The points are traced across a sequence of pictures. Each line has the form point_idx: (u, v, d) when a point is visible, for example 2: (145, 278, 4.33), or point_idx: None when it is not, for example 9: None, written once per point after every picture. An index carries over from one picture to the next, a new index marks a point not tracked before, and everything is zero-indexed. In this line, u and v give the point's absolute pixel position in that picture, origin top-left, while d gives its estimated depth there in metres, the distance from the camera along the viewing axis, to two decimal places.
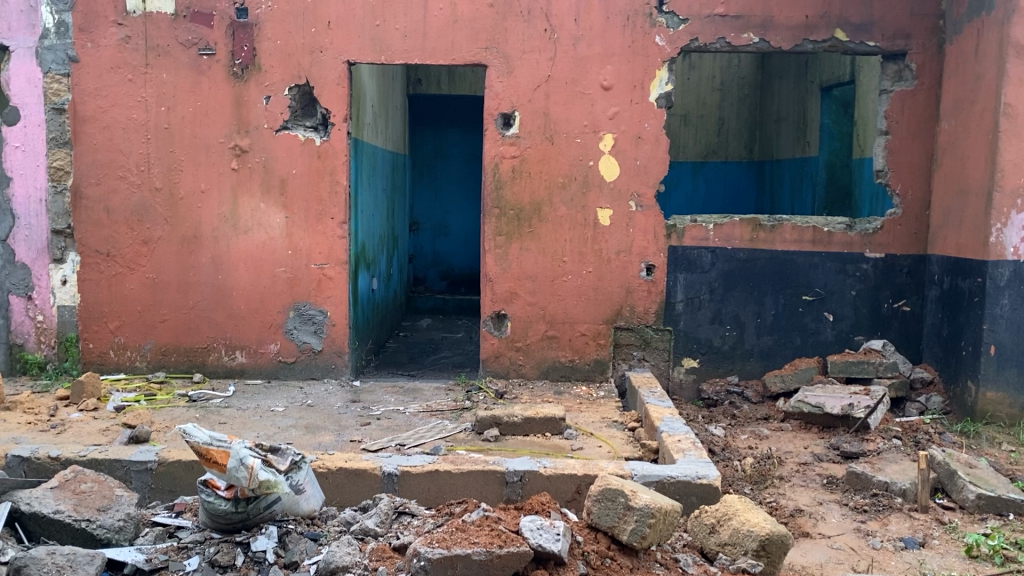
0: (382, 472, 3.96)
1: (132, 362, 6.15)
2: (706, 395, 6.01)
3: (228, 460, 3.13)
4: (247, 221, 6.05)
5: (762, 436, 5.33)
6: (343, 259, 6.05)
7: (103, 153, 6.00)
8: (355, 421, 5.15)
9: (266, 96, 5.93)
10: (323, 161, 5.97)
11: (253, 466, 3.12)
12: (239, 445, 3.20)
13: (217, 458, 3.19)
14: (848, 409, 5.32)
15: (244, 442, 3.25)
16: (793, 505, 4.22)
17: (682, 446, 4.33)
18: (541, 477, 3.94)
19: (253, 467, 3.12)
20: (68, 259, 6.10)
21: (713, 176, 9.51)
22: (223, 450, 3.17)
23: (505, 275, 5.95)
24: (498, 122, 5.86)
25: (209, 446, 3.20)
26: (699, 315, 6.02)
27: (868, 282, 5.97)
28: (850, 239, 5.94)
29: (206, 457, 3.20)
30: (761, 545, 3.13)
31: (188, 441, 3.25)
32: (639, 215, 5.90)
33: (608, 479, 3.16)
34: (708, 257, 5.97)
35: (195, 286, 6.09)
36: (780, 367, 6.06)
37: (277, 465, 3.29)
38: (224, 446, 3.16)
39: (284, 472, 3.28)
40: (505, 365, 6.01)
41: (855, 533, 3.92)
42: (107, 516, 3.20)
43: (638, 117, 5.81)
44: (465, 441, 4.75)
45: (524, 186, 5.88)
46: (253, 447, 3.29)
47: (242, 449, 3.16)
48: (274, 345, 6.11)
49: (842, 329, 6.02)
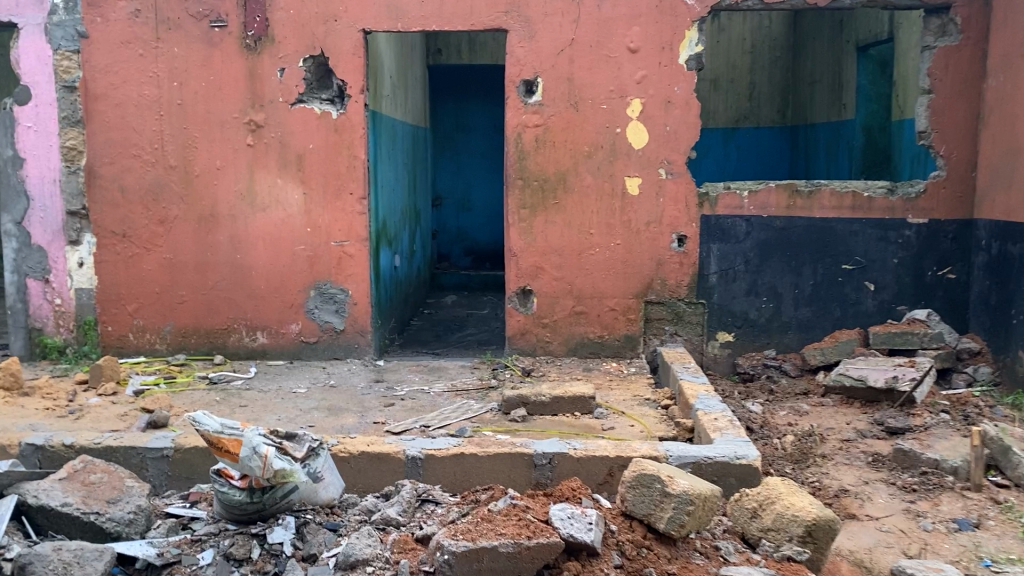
0: (405, 456, 3.80)
1: (152, 345, 6.04)
2: (742, 370, 5.80)
3: (240, 449, 2.89)
4: (265, 199, 5.89)
5: (802, 412, 5.09)
6: (364, 237, 5.88)
7: (116, 131, 5.86)
8: (378, 403, 5.00)
9: (280, 68, 5.74)
10: (340, 135, 5.79)
11: (268, 455, 2.89)
12: (251, 432, 2.95)
13: (228, 447, 2.95)
14: (892, 382, 5.02)
15: (257, 429, 3.00)
16: (838, 486, 3.98)
17: (720, 425, 4.17)
18: (570, 460, 3.77)
19: (268, 456, 2.89)
20: (84, 240, 5.98)
21: (744, 143, 9.22)
22: (235, 439, 2.92)
23: (530, 249, 5.74)
24: (520, 89, 5.63)
25: (219, 434, 2.94)
26: (734, 287, 5.79)
27: (910, 249, 5.70)
28: (892, 204, 5.67)
29: (217, 446, 2.94)
30: (807, 531, 2.96)
31: (196, 429, 2.98)
32: (669, 183, 5.65)
33: (643, 463, 2.94)
34: (742, 226, 5.72)
35: (213, 267, 5.95)
36: (819, 340, 5.82)
37: (293, 453, 3.07)
38: (235, 434, 2.90)
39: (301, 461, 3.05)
40: (531, 343, 5.83)
41: (905, 514, 3.69)
42: (116, 508, 3.01)
43: (667, 80, 5.55)
44: (492, 422, 4.59)
45: (549, 156, 5.66)
46: (267, 434, 3.04)
47: (256, 437, 2.91)
48: (295, 325, 5.97)
49: (884, 299, 5.76)
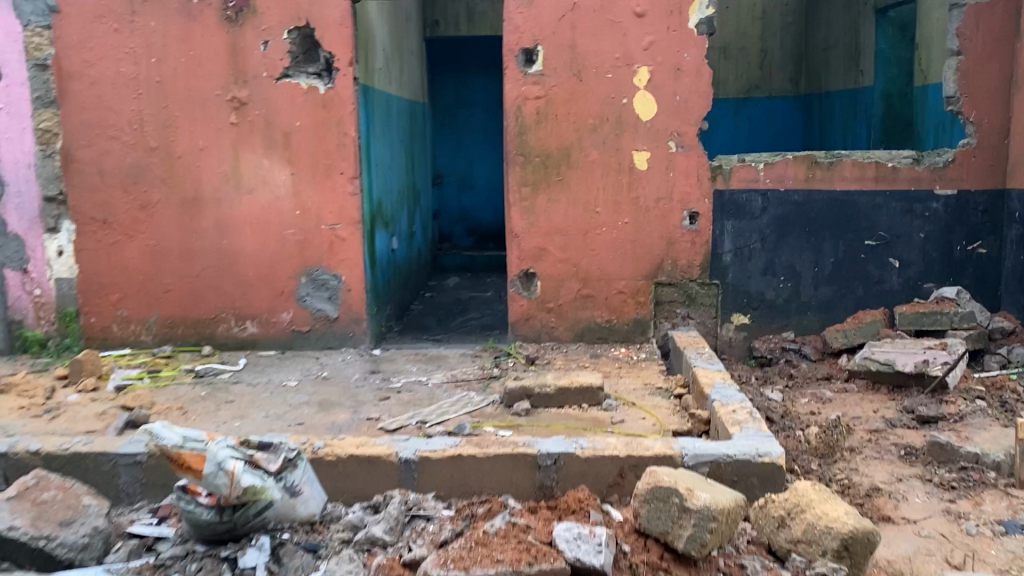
0: (399, 459, 3.49)
1: (137, 336, 5.74)
2: (760, 354, 5.47)
3: (204, 465, 2.64)
4: (251, 180, 5.56)
5: (825, 399, 4.76)
6: (356, 219, 5.55)
7: (92, 111, 5.52)
8: (373, 396, 4.70)
9: (264, 41, 5.39)
10: (329, 111, 5.44)
11: (235, 471, 2.64)
12: (218, 446, 2.70)
13: (191, 463, 2.68)
14: (922, 366, 4.68)
15: (224, 441, 2.75)
16: (869, 484, 3.66)
17: (738, 418, 3.85)
18: (578, 460, 3.48)
19: (235, 472, 2.63)
20: (63, 228, 5.67)
21: (756, 114, 8.82)
22: (198, 454, 2.67)
23: (533, 230, 5.41)
24: (519, 58, 5.25)
25: (181, 448, 2.69)
26: (750, 266, 5.44)
27: (937, 223, 5.36)
28: (918, 174, 5.31)
29: (179, 462, 2.69)
30: (843, 545, 2.67)
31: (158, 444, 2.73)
32: (679, 156, 5.30)
33: (659, 473, 2.63)
34: (758, 202, 5.37)
35: (199, 253, 5.64)
36: (841, 322, 5.48)
37: (267, 467, 2.80)
38: (198, 449, 2.65)
39: (276, 474, 2.79)
40: (536, 329, 5.51)
41: (945, 516, 3.37)
42: (69, 532, 2.77)
43: (677, 46, 5.18)
44: (493, 416, 4.28)
45: (551, 130, 5.30)
46: (235, 446, 2.79)
47: (221, 451, 2.67)
48: (287, 313, 5.66)
49: (910, 277, 5.42)
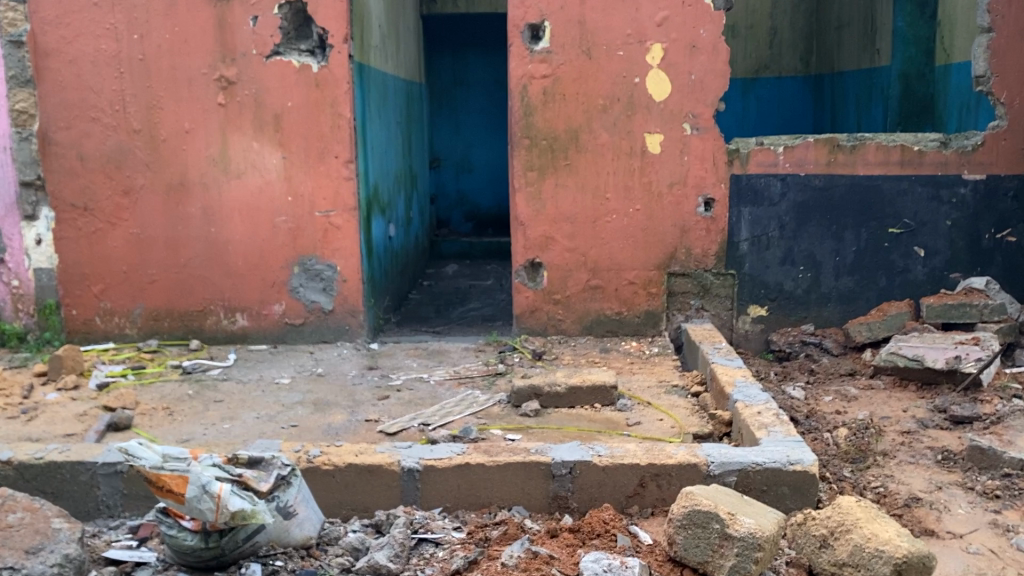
0: (400, 467, 3.21)
1: (122, 330, 5.46)
2: (777, 347, 5.20)
3: (187, 488, 2.42)
4: (240, 164, 5.25)
5: (851, 397, 4.50)
6: (353, 206, 5.25)
7: (71, 91, 5.20)
8: (371, 395, 4.41)
9: (253, 16, 5.07)
10: (323, 91, 5.13)
11: (221, 494, 2.44)
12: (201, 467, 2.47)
13: (171, 485, 2.46)
14: (954, 363, 4.41)
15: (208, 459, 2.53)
16: (907, 493, 3.39)
17: (765, 420, 3.58)
18: (595, 469, 3.20)
19: (220, 496, 2.44)
20: (41, 215, 5.36)
21: (765, 95, 8.51)
22: (179, 476, 2.42)
23: (539, 217, 5.11)
24: (525, 35, 4.93)
25: (160, 470, 2.46)
26: (767, 255, 5.17)
27: (965, 210, 5.08)
28: (945, 158, 5.03)
29: (158, 485, 2.46)
30: (896, 570, 2.40)
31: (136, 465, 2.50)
32: (694, 139, 5.00)
33: (696, 496, 2.56)
34: (777, 187, 5.08)
35: (185, 242, 5.34)
36: (863, 314, 5.22)
37: (257, 486, 2.60)
38: (179, 472, 2.41)
39: (267, 495, 2.59)
40: (542, 322, 5.23)
41: (992, 529, 3.11)
42: (36, 561, 2.48)
43: (692, 22, 4.88)
44: (500, 418, 4.01)
45: (559, 111, 5.00)
46: (221, 465, 2.58)
47: (205, 473, 2.45)
48: (279, 306, 5.37)
49: (935, 266, 5.15)
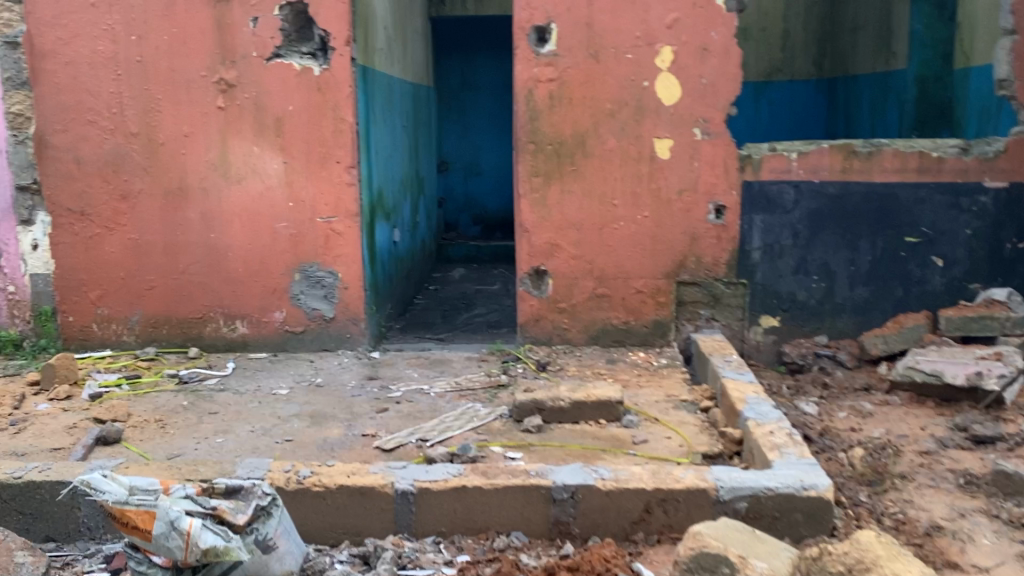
0: (394, 489, 3.08)
1: (119, 337, 5.35)
2: (790, 360, 5.04)
3: (154, 524, 2.39)
4: (240, 169, 5.13)
5: (866, 413, 4.35)
6: (354, 212, 5.12)
7: (68, 94, 5.09)
8: (370, 407, 4.28)
9: (253, 18, 4.95)
10: (324, 94, 5.00)
11: (191, 531, 2.38)
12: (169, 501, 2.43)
13: (137, 522, 2.42)
14: (975, 379, 4.25)
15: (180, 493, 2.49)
16: (927, 520, 3.23)
17: (776, 440, 3.42)
18: (598, 494, 3.07)
19: (190, 533, 2.38)
20: (38, 220, 5.27)
21: (778, 99, 8.33)
22: (146, 512, 2.40)
23: (544, 224, 4.97)
24: (532, 37, 4.80)
25: (125, 505, 2.43)
26: (780, 264, 5.01)
27: (986, 218, 4.90)
28: (965, 165, 4.86)
29: (123, 521, 2.43)
30: None
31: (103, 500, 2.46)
32: (705, 144, 4.85)
33: (705, 538, 2.55)
34: (791, 194, 4.92)
35: (184, 248, 5.23)
36: (879, 326, 5.05)
37: (233, 520, 2.51)
38: (146, 507, 2.39)
39: (243, 529, 2.51)
40: (547, 331, 5.09)
41: (1018, 562, 2.95)
42: None
43: (703, 24, 4.73)
44: (501, 434, 3.87)
45: (565, 115, 4.85)
46: (194, 497, 2.52)
47: (173, 508, 2.41)
48: (279, 313, 5.25)
49: (954, 277, 4.97)
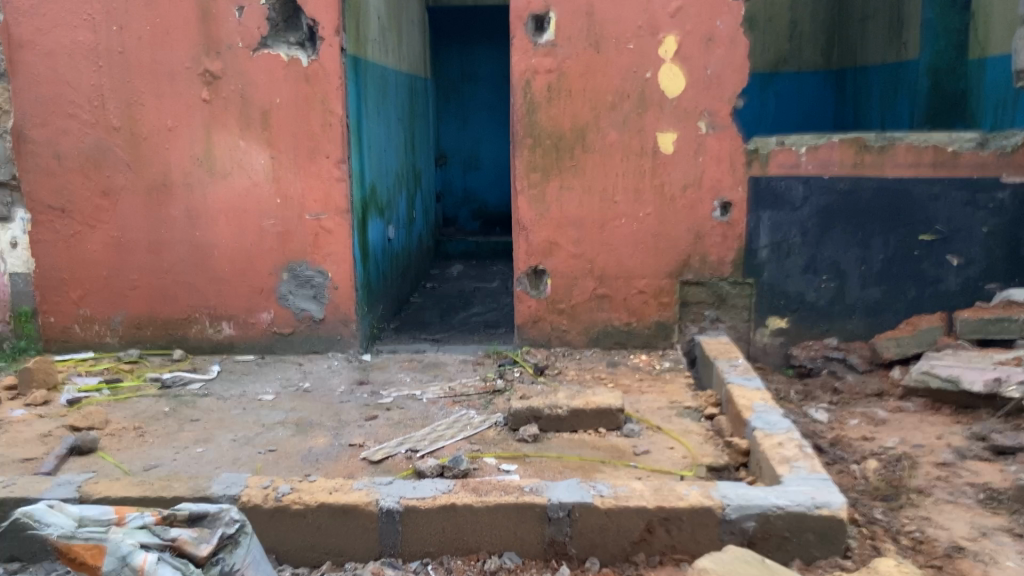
0: (378, 508, 2.88)
1: (101, 338, 5.16)
2: (798, 363, 4.85)
3: (104, 560, 2.32)
4: (225, 164, 4.93)
5: (879, 421, 4.15)
6: (344, 208, 4.91)
7: (46, 85, 4.89)
8: (358, 415, 4.09)
9: (238, 6, 4.73)
10: (312, 86, 4.78)
11: (143, 566, 2.28)
12: (121, 534, 2.38)
13: (84, 559, 2.34)
14: (994, 386, 4.02)
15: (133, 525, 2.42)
16: (947, 540, 3.03)
17: (786, 453, 3.21)
18: (596, 513, 2.86)
19: (143, 567, 2.28)
20: (16, 217, 5.07)
21: (785, 90, 8.09)
22: (95, 547, 2.34)
23: (542, 222, 4.77)
24: (529, 26, 4.59)
25: (72, 540, 2.37)
26: (788, 264, 4.80)
27: (1003, 215, 4.64)
28: (983, 160, 4.59)
29: (70, 557, 2.36)
30: None
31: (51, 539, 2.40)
32: (711, 138, 4.64)
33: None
34: (799, 190, 4.70)
35: (168, 246, 5.03)
36: (891, 328, 4.84)
37: (193, 553, 2.39)
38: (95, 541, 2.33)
39: (204, 562, 2.39)
40: (545, 333, 4.91)
41: None
42: None
43: (708, 12, 4.51)
44: (495, 444, 3.67)
45: (564, 108, 4.64)
46: (151, 529, 2.43)
47: (125, 542, 2.34)
48: (267, 313, 5.05)
49: (969, 276, 4.73)
